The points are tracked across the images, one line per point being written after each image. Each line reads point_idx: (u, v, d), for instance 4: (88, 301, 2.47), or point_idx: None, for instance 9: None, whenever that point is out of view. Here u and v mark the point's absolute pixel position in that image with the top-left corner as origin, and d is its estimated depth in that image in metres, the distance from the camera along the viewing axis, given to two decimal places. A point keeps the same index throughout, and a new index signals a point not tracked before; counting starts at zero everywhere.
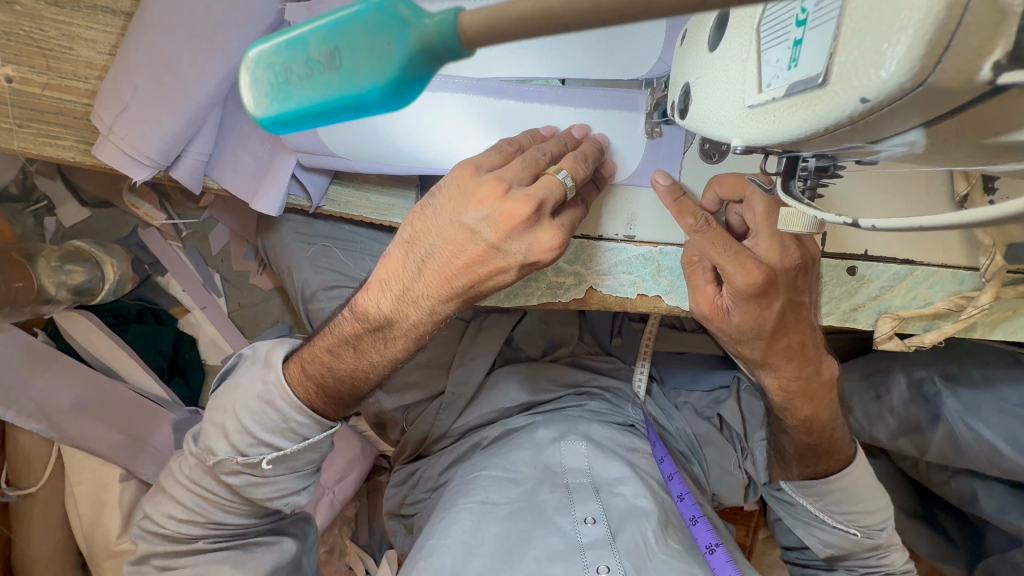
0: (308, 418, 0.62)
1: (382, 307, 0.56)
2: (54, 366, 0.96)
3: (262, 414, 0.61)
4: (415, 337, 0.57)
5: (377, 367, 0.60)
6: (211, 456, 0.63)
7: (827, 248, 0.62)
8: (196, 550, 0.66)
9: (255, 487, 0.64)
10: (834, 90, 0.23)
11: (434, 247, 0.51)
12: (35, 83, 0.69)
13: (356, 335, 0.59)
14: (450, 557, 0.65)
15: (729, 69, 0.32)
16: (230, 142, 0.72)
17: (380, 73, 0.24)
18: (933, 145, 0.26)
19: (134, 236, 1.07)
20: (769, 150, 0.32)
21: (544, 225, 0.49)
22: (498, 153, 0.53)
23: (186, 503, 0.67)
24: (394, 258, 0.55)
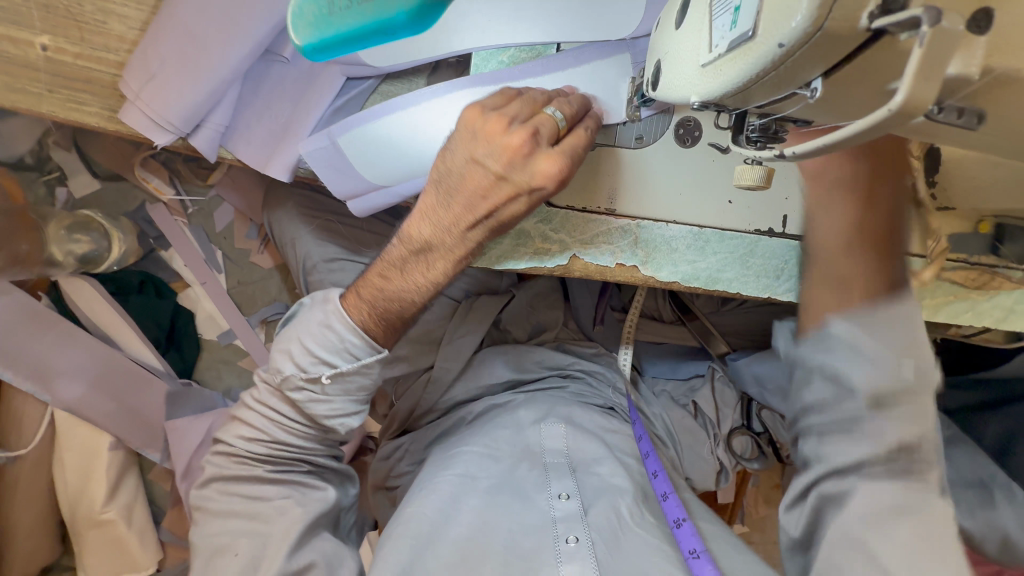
0: (360, 339, 0.66)
1: (422, 232, 0.62)
2: (55, 329, 0.99)
3: (322, 336, 0.66)
4: (454, 261, 0.64)
5: (421, 288, 0.66)
6: (277, 374, 0.69)
7: (789, 229, 0.67)
8: (260, 477, 0.71)
9: (315, 403, 0.69)
10: (760, 41, 0.30)
11: (454, 183, 0.60)
12: (68, 52, 0.74)
13: (402, 259, 0.65)
14: (428, 523, 0.71)
15: (689, 39, 0.38)
16: (246, 114, 0.77)
17: (406, 4, 0.48)
18: (848, 91, 0.31)
19: (141, 211, 1.11)
20: (722, 106, 0.39)
21: (541, 153, 0.57)
22: (500, 95, 0.59)
23: (257, 424, 0.72)
24: (427, 197, 0.62)
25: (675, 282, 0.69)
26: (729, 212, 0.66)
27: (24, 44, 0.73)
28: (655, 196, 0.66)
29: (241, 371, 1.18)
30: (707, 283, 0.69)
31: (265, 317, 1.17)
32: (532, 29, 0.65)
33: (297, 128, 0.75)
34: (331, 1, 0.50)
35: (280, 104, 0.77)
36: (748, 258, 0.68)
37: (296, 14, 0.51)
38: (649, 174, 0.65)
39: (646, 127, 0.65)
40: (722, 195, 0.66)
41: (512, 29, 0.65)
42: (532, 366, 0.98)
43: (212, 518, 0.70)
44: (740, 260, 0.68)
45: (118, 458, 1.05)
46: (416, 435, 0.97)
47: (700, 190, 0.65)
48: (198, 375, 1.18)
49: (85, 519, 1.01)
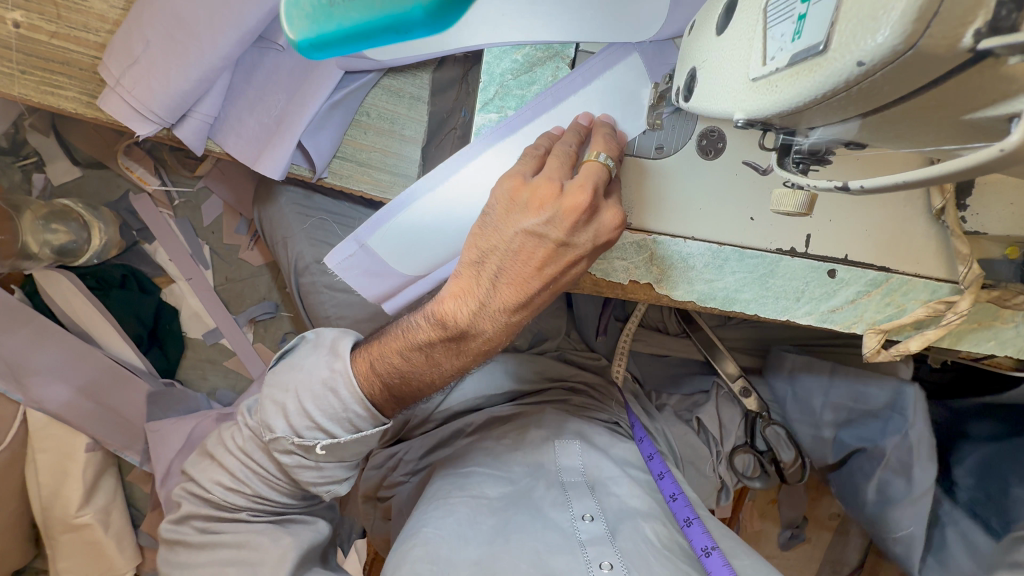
0: (366, 411, 0.61)
1: (458, 316, 0.56)
2: (28, 326, 0.94)
3: (323, 399, 0.61)
4: (492, 345, 0.58)
5: (448, 372, 0.61)
6: (267, 432, 0.64)
7: (811, 249, 0.63)
8: (240, 519, 0.68)
9: (304, 469, 0.64)
10: (833, 56, 0.26)
11: (503, 260, 0.54)
12: (43, 31, 0.68)
13: (430, 343, 0.58)
14: (445, 546, 0.65)
15: (737, 48, 0.34)
16: (237, 106, 0.72)
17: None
18: (930, 116, 0.28)
19: (125, 201, 1.05)
20: (769, 125, 0.34)
21: (605, 206, 0.53)
22: (531, 158, 0.54)
23: (234, 472, 0.68)
24: (464, 275, 0.55)
25: (691, 301, 0.66)
26: (750, 230, 0.62)
27: None
28: (675, 209, 0.61)
29: (227, 371, 1.13)
30: (724, 303, 0.65)
31: (253, 316, 1.12)
32: (547, 26, 0.60)
33: (293, 120, 0.70)
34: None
35: (274, 95, 0.72)
36: (769, 279, 0.64)
37: (290, 3, 0.46)
38: (669, 187, 0.61)
39: (667, 136, 0.60)
40: (746, 210, 0.62)
41: (525, 24, 0.60)
42: (532, 376, 0.95)
43: (189, 550, 0.67)
44: (760, 281, 0.64)
45: (96, 459, 1.01)
46: (409, 445, 0.93)
47: (722, 202, 0.61)
48: (181, 374, 1.13)
49: (59, 523, 0.97)
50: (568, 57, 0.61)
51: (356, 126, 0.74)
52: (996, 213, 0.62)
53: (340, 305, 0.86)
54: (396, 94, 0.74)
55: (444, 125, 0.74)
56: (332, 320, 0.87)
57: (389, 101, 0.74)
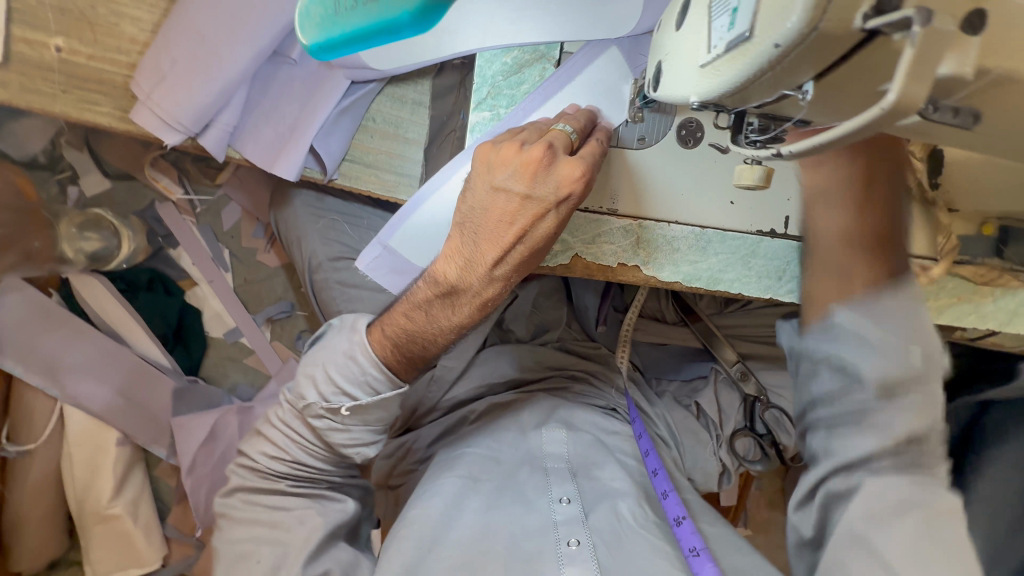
0: (382, 373, 0.66)
1: (449, 274, 0.61)
2: (64, 327, 1.00)
3: (345, 366, 0.67)
4: (482, 301, 0.62)
5: (447, 330, 0.64)
6: (300, 401, 0.70)
7: (791, 231, 0.67)
8: (279, 489, 0.73)
9: (334, 432, 0.70)
10: (757, 41, 0.30)
11: (478, 219, 0.59)
12: (81, 54, 0.76)
13: (428, 300, 0.63)
14: (430, 527, 0.71)
15: (690, 40, 0.39)
16: (254, 116, 0.79)
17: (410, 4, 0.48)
18: (847, 90, 0.32)
19: (151, 210, 1.12)
20: (721, 106, 0.39)
21: (561, 160, 0.56)
22: (507, 133, 0.61)
23: (279, 443, 0.74)
24: (452, 238, 0.61)
25: (677, 282, 0.69)
26: (729, 213, 0.67)
27: (39, 46, 0.75)
28: (660, 196, 0.66)
29: (247, 369, 1.20)
30: (709, 284, 0.69)
31: (270, 315, 1.19)
32: (531, 28, 0.66)
33: (305, 127, 0.77)
34: (338, 2, 0.50)
35: (287, 105, 0.78)
36: (751, 259, 0.68)
37: (303, 14, 0.52)
38: (653, 175, 0.65)
39: (648, 128, 0.65)
40: (725, 195, 0.66)
41: (513, 30, 0.66)
42: (534, 365, 0.99)
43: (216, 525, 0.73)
44: (742, 261, 0.68)
45: (126, 452, 1.07)
46: (419, 434, 0.97)
47: (702, 186, 0.66)
48: (204, 372, 1.19)
49: (92, 514, 1.05)
50: (553, 58, 0.66)
51: (364, 130, 0.79)
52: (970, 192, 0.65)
53: (351, 299, 0.92)
54: (400, 101, 0.80)
55: (445, 127, 0.80)
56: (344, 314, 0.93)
57: (392, 106, 0.80)
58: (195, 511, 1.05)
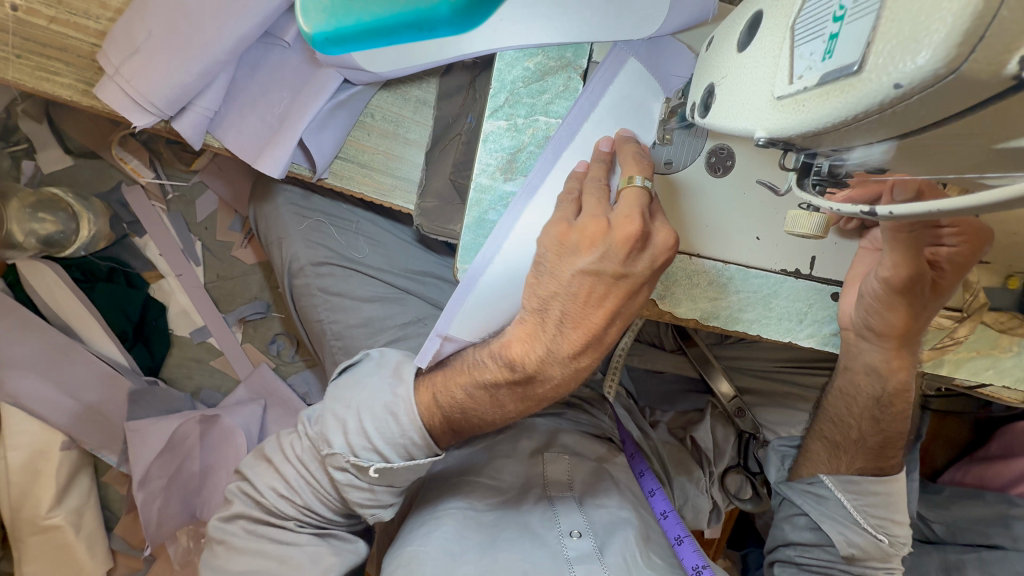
0: (423, 441, 0.61)
1: (525, 361, 0.56)
2: (9, 317, 0.92)
3: (384, 424, 0.61)
4: (558, 388, 0.59)
5: (512, 411, 0.60)
6: (324, 446, 0.62)
7: (815, 271, 0.63)
8: (285, 527, 0.66)
9: (354, 489, 0.62)
10: (868, 77, 0.25)
11: (564, 306, 0.54)
12: (41, 15, 0.66)
13: (496, 384, 0.58)
14: (432, 566, 0.64)
15: (762, 65, 0.33)
16: (238, 104, 0.71)
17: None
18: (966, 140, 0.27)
19: (116, 192, 1.02)
20: (790, 144, 0.34)
21: (655, 226, 0.52)
22: (569, 201, 0.54)
23: (289, 481, 0.66)
24: (528, 321, 0.56)
25: (694, 318, 0.64)
26: (756, 249, 0.62)
27: None
28: (683, 227, 0.61)
29: (213, 371, 1.11)
30: (727, 322, 0.64)
31: (243, 316, 1.09)
32: (547, 25, 0.58)
33: (295, 118, 0.69)
34: None
35: (278, 92, 0.71)
36: (772, 300, 0.64)
37: None
38: (679, 202, 0.60)
39: (676, 152, 0.59)
40: (751, 230, 0.61)
41: (524, 28, 0.58)
42: None
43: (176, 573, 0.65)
44: (763, 302, 0.64)
45: (72, 457, 0.99)
46: None
47: (731, 220, 0.61)
48: (166, 372, 1.10)
49: (29, 524, 0.96)
50: (579, 67, 0.61)
51: (360, 127, 0.73)
52: (998, 241, 0.62)
53: (333, 309, 0.85)
54: (402, 98, 0.73)
55: (449, 130, 0.72)
56: (325, 324, 0.86)
57: (393, 102, 0.73)
58: (145, 529, 0.96)
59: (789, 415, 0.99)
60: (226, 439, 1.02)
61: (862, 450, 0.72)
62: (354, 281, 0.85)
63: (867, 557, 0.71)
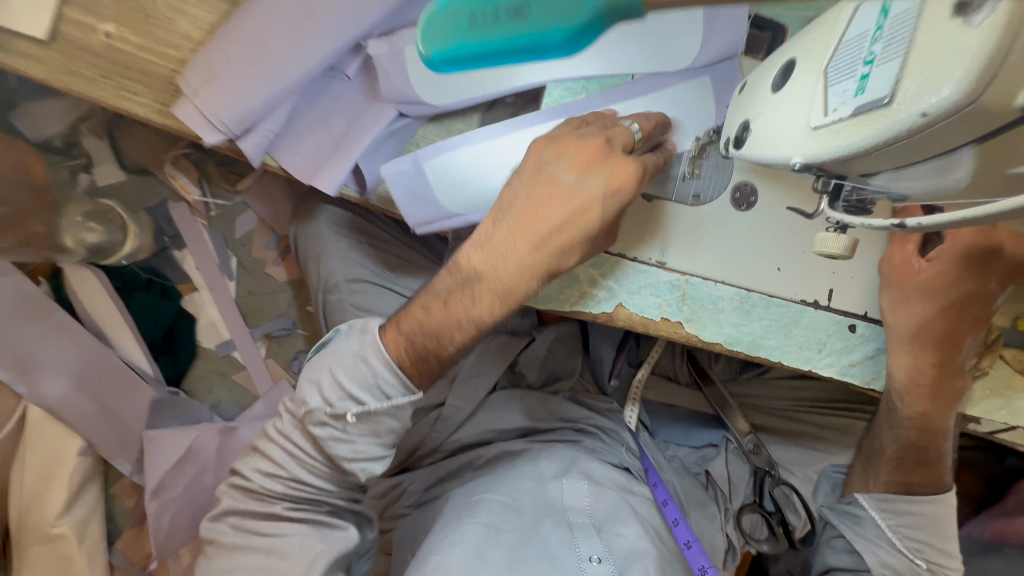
0: (397, 378, 0.61)
1: (474, 262, 0.60)
2: (46, 319, 0.94)
3: (354, 367, 0.62)
4: (501, 301, 0.60)
5: (462, 330, 0.61)
6: (302, 406, 0.64)
7: (833, 302, 0.67)
8: (275, 514, 0.66)
9: (336, 442, 0.64)
10: (898, 108, 0.30)
11: (521, 206, 0.58)
12: (130, 43, 0.73)
13: (450, 291, 0.61)
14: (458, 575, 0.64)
15: (797, 102, 0.38)
16: (298, 128, 0.77)
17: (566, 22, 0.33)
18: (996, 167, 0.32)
19: (162, 207, 1.06)
20: (822, 171, 0.39)
21: (618, 157, 0.56)
22: (568, 126, 0.60)
23: (275, 459, 0.67)
24: (486, 226, 0.60)
25: (719, 343, 0.67)
26: (778, 279, 0.66)
27: (87, 29, 0.73)
28: (707, 256, 0.65)
29: (234, 385, 1.12)
30: (749, 348, 0.67)
31: (269, 331, 1.12)
32: (597, 61, 0.66)
33: (352, 144, 0.75)
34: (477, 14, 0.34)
35: (336, 119, 0.77)
36: (792, 328, 0.67)
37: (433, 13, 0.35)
38: (704, 232, 0.65)
39: (704, 185, 0.64)
40: (772, 261, 0.65)
41: (574, 64, 0.67)
42: (544, 415, 0.95)
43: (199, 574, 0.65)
44: (784, 329, 0.67)
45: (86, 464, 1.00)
46: (417, 475, 0.92)
47: (753, 251, 0.65)
48: (188, 384, 1.11)
49: (33, 533, 0.94)
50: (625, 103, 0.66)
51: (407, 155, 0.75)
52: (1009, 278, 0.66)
53: None
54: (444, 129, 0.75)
55: None
56: None
57: (437, 134, 0.75)
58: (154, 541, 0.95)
59: (807, 456, 1.01)
60: (242, 453, 1.02)
61: (891, 461, 0.79)
62: (385, 299, 0.88)
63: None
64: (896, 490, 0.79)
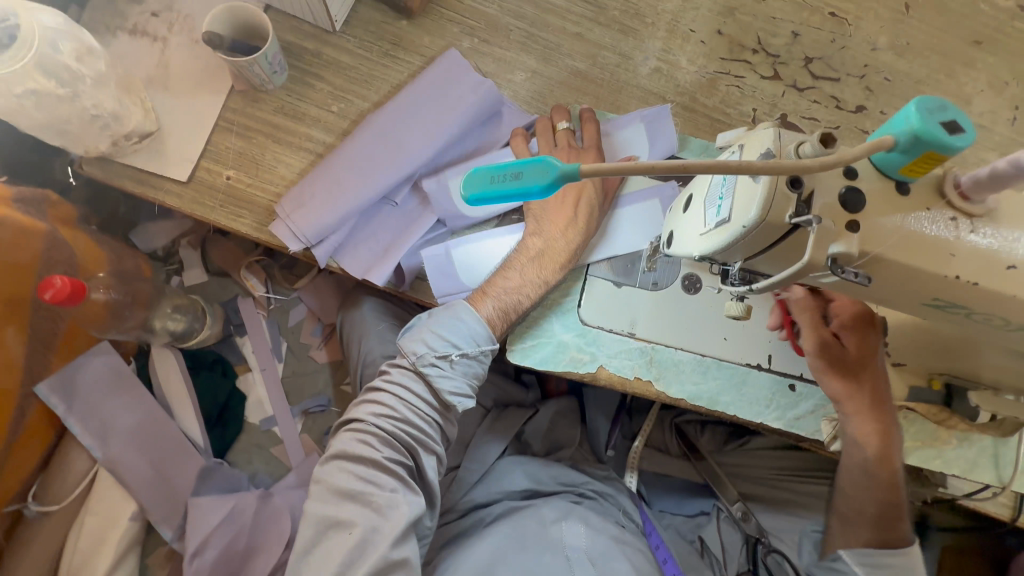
0: (484, 329, 0.78)
1: (537, 243, 0.83)
2: (129, 393, 1.13)
3: (454, 322, 0.78)
4: (560, 253, 0.82)
5: (534, 285, 0.81)
6: (411, 352, 0.77)
7: (773, 365, 0.85)
8: (377, 460, 0.72)
9: (441, 377, 0.77)
10: (732, 222, 0.52)
11: (545, 209, 0.85)
12: (243, 182, 1.00)
13: (523, 266, 0.82)
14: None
15: (694, 218, 0.61)
16: (357, 238, 1.01)
17: (542, 180, 0.50)
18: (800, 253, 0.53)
19: (232, 301, 1.30)
20: (714, 260, 0.60)
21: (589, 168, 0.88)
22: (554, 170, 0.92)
23: (387, 404, 0.76)
24: (531, 224, 0.85)
25: (683, 398, 0.83)
26: (725, 346, 0.84)
27: (214, 173, 1.00)
28: (669, 327, 0.85)
29: (271, 457, 1.26)
30: (709, 403, 0.83)
31: (306, 408, 1.29)
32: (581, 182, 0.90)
33: (397, 249, 0.99)
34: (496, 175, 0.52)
35: (386, 231, 1.02)
36: (742, 385, 0.84)
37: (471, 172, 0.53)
38: (666, 310, 0.85)
39: (660, 275, 0.86)
40: (719, 332, 0.85)
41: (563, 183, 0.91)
42: (548, 481, 1.05)
43: None
44: (735, 387, 0.84)
45: (133, 529, 1.11)
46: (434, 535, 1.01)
47: (704, 325, 0.85)
48: (230, 456, 1.25)
49: None
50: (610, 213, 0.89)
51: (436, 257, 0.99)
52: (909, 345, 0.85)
53: None
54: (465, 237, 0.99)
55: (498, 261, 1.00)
56: None
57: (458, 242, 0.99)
58: None
59: (791, 523, 1.08)
60: (274, 521, 1.12)
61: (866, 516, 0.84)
62: None
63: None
64: (875, 546, 0.83)
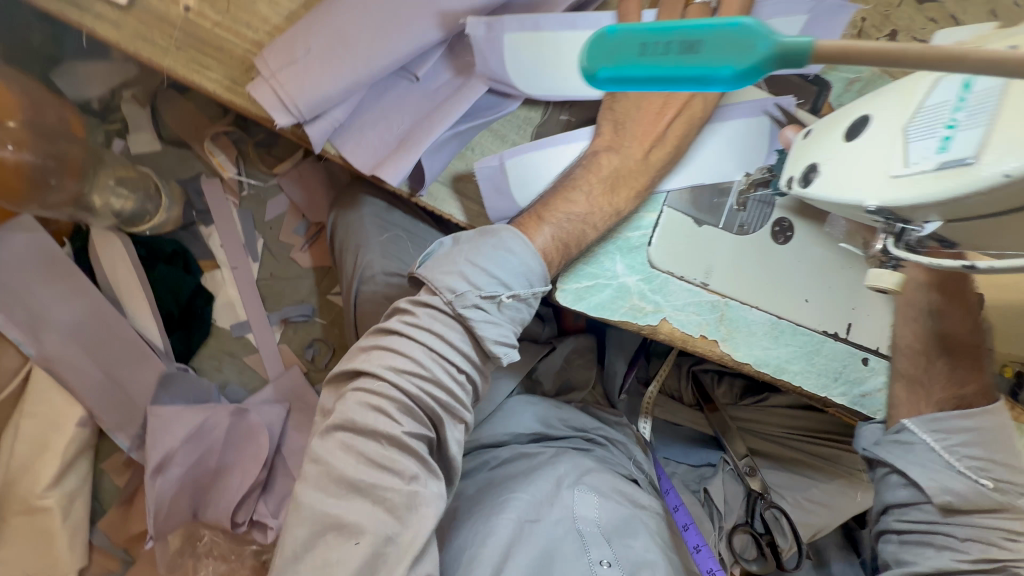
0: (541, 263, 0.62)
1: (610, 162, 0.66)
2: (68, 281, 0.94)
3: (502, 255, 0.60)
4: (637, 179, 0.66)
5: (603, 214, 0.66)
6: (448, 292, 0.59)
7: (853, 336, 0.72)
8: (394, 437, 0.55)
9: (484, 326, 0.59)
10: (982, 167, 0.39)
11: (631, 117, 0.67)
12: (208, 19, 0.73)
13: (591, 188, 0.66)
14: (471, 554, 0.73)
15: (871, 153, 0.45)
16: (362, 119, 0.77)
17: (741, 60, 0.31)
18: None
19: (195, 181, 1.06)
20: (891, 215, 0.45)
21: None
22: None
23: (407, 363, 0.57)
24: (606, 133, 0.68)
25: (749, 363, 0.71)
26: (803, 309, 0.72)
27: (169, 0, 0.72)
28: (745, 279, 0.70)
29: (243, 367, 1.11)
30: (774, 371, 0.71)
31: (287, 316, 1.11)
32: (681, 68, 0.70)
33: (419, 138, 0.74)
34: (649, 42, 0.33)
35: (403, 114, 0.78)
36: (814, 355, 0.72)
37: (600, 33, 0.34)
38: (745, 259, 0.70)
39: (749, 218, 0.70)
40: (801, 293, 0.72)
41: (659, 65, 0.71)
42: (558, 423, 0.96)
43: None
44: (807, 355, 0.72)
45: (82, 436, 0.97)
46: None
47: (788, 284, 0.71)
48: (195, 362, 1.09)
49: (19, 502, 0.91)
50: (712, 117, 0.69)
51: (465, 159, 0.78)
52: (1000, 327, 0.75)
53: None
54: (500, 138, 0.78)
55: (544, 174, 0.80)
56: None
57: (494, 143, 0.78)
58: (151, 520, 0.93)
59: (796, 481, 1.07)
60: (247, 439, 1.00)
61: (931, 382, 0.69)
62: None
63: (970, 507, 0.64)
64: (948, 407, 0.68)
